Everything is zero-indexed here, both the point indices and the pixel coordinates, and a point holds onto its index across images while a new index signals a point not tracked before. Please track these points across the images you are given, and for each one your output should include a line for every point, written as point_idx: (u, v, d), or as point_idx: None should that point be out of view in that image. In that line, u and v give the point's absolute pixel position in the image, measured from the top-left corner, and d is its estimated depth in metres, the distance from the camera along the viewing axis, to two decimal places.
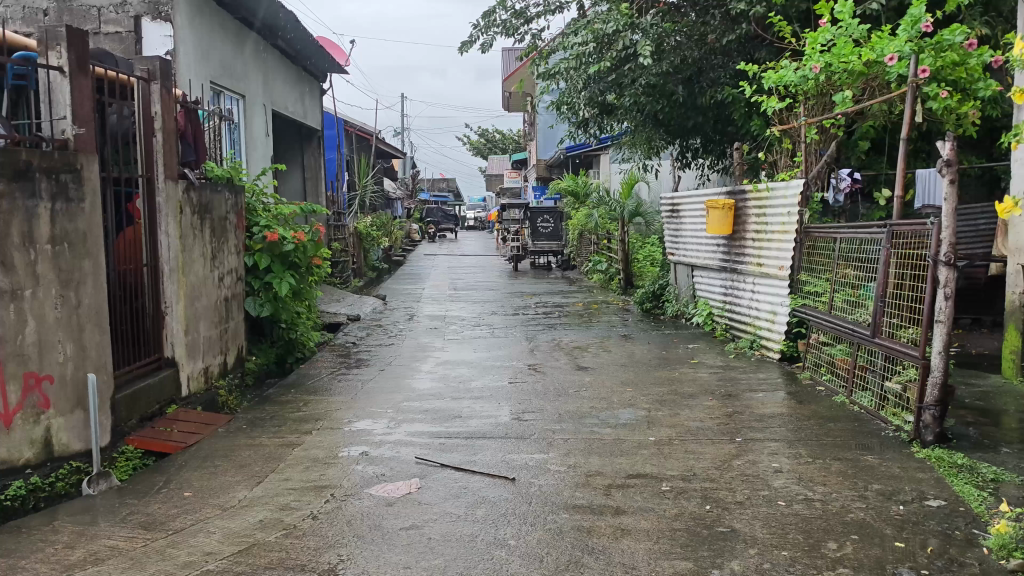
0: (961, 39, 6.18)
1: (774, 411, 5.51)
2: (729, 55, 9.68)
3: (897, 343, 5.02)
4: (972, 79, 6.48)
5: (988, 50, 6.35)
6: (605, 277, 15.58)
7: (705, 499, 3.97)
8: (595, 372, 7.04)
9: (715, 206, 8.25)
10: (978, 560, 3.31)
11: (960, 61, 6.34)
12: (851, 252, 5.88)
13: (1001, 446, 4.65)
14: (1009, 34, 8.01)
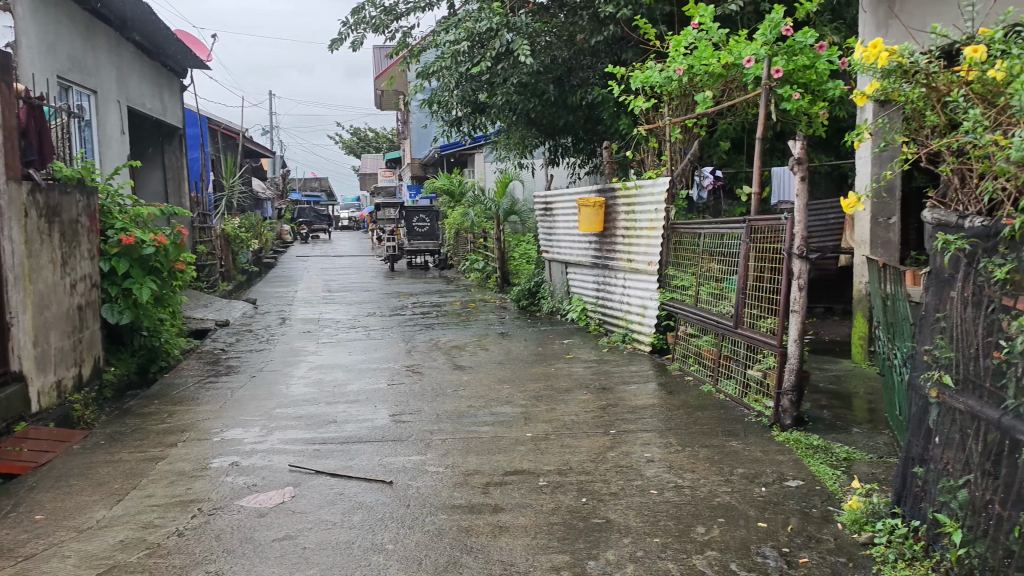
0: (811, 42, 6.64)
1: (645, 403, 5.67)
2: (597, 55, 9.94)
3: (758, 332, 5.26)
4: (821, 81, 6.84)
5: (836, 53, 6.74)
6: (482, 276, 15.66)
7: (581, 492, 4.05)
8: (473, 371, 7.06)
9: (587, 204, 8.41)
10: (833, 536, 3.52)
11: (811, 64, 6.73)
12: (714, 247, 6.13)
13: (853, 426, 4.97)
14: (852, 40, 8.60)
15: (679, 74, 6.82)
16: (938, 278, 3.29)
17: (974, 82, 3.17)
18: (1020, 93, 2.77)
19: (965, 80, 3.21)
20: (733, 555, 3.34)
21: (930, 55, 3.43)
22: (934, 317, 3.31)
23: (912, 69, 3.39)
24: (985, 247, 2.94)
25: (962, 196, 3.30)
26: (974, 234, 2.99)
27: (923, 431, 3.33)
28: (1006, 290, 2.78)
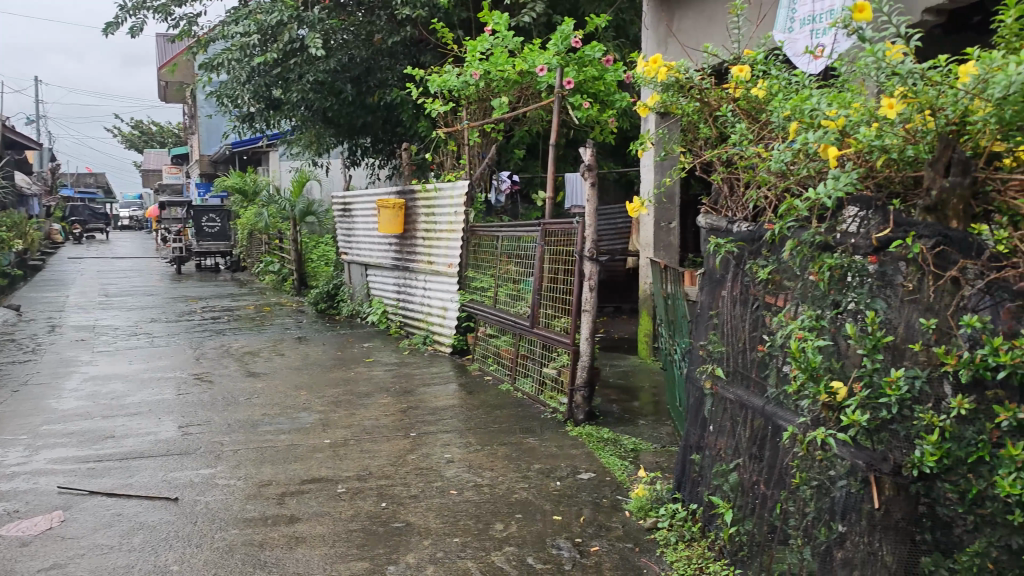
0: (600, 55, 6.93)
1: (445, 404, 5.71)
2: (396, 56, 9.89)
3: (552, 331, 5.44)
4: (609, 92, 7.21)
5: (622, 66, 7.12)
6: (277, 278, 15.11)
7: (380, 496, 4.00)
8: (268, 377, 6.79)
9: (386, 205, 8.31)
10: (621, 523, 3.71)
11: (599, 76, 7.07)
12: (511, 249, 6.28)
13: (639, 418, 5.27)
14: (635, 55, 9.16)
15: (476, 79, 6.95)
16: (711, 278, 3.57)
17: (740, 99, 3.44)
18: (778, 110, 3.05)
19: (733, 97, 3.49)
20: (530, 549, 3.43)
21: (703, 72, 3.69)
22: (708, 314, 3.59)
23: (688, 84, 3.64)
24: (750, 249, 3.21)
25: (730, 203, 3.56)
26: (740, 237, 3.26)
27: (699, 420, 3.60)
28: (767, 289, 3.05)
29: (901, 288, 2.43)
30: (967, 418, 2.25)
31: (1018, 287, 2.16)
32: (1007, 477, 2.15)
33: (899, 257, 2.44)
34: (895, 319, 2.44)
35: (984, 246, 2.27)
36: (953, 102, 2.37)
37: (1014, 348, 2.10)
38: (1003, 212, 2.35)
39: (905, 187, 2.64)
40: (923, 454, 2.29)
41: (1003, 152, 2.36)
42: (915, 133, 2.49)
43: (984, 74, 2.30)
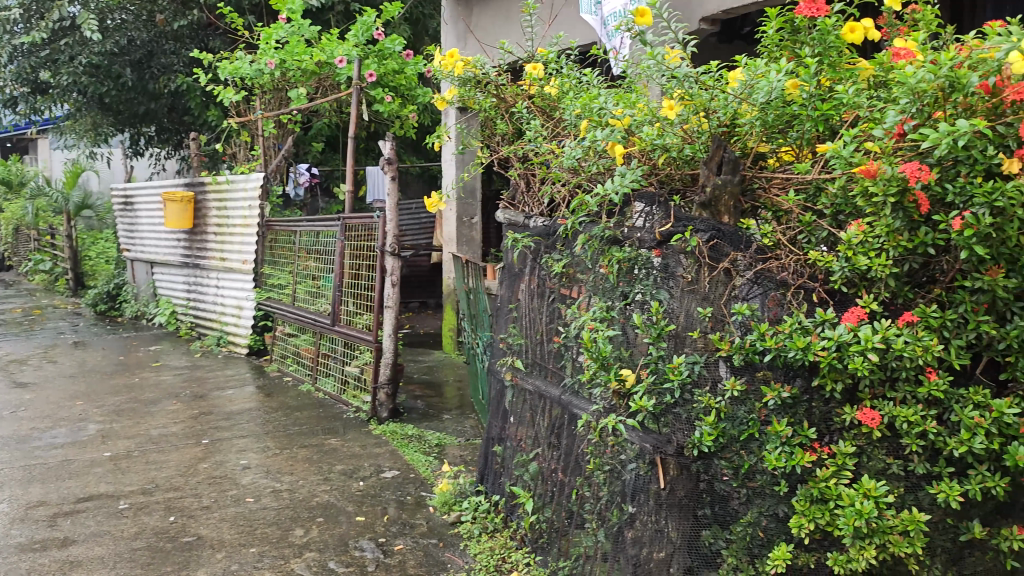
0: (400, 48, 6.90)
1: (240, 408, 5.43)
2: (181, 40, 9.32)
3: (354, 329, 5.33)
4: (410, 87, 7.15)
5: (422, 61, 7.06)
6: (50, 279, 13.78)
7: (169, 510, 3.74)
8: (37, 388, 6.16)
9: (173, 198, 7.79)
10: (425, 519, 3.69)
11: (400, 70, 6.98)
12: (310, 244, 6.08)
13: (443, 413, 5.29)
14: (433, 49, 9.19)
15: (271, 68, 6.68)
16: (510, 272, 3.63)
17: (535, 96, 3.51)
18: (570, 108, 3.16)
19: (528, 94, 3.55)
20: (331, 553, 3.34)
21: (499, 69, 3.73)
22: (507, 307, 3.64)
23: (484, 80, 3.68)
24: (546, 244, 3.29)
25: (527, 198, 3.61)
26: (538, 233, 3.33)
27: (500, 412, 3.65)
28: (562, 282, 3.14)
29: (680, 279, 2.56)
30: (739, 399, 2.43)
31: (780, 277, 2.42)
32: (773, 451, 2.35)
33: (679, 250, 2.56)
34: (677, 308, 2.56)
35: (752, 239, 2.51)
36: (725, 105, 2.61)
37: (778, 333, 2.31)
38: (767, 208, 2.58)
39: (682, 184, 2.77)
40: (702, 434, 2.44)
41: (767, 153, 2.64)
42: (692, 134, 2.67)
43: (749, 80, 2.59)
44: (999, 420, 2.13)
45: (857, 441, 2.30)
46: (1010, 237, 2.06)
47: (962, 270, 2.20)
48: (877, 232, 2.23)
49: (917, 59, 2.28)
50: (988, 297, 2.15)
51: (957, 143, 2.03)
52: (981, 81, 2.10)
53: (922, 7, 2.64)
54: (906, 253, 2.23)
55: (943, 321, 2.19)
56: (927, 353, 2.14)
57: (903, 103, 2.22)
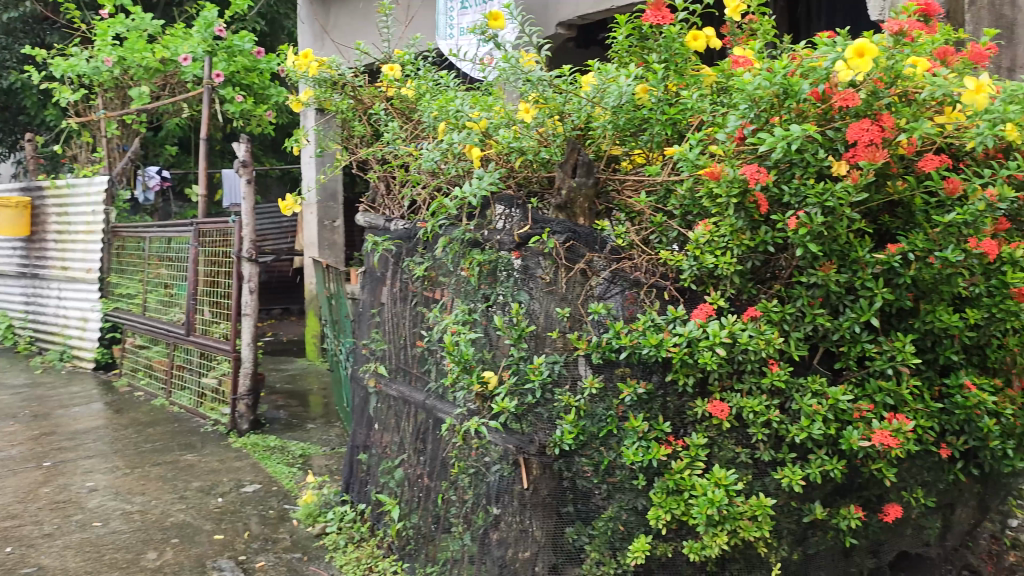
0: (250, 46, 6.73)
1: (86, 426, 5.10)
2: (13, 34, 8.69)
3: (211, 338, 5.11)
4: (263, 85, 7.00)
5: (275, 59, 6.97)
6: None
7: (5, 541, 3.46)
8: None
9: (6, 203, 7.24)
10: (289, 533, 3.58)
11: (252, 67, 6.83)
12: (160, 251, 5.80)
13: (307, 423, 5.15)
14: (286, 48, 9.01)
15: (109, 65, 6.36)
16: (371, 277, 3.58)
17: (393, 98, 3.47)
18: (427, 110, 3.13)
19: (386, 96, 3.51)
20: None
21: (355, 70, 3.66)
22: (370, 312, 3.59)
23: (341, 81, 3.60)
24: (407, 248, 3.25)
25: (387, 202, 3.56)
26: (398, 236, 3.29)
27: (365, 419, 3.60)
28: (424, 286, 3.11)
29: (540, 280, 2.57)
30: (597, 397, 2.46)
31: (634, 277, 2.50)
32: (631, 446, 2.38)
33: (538, 252, 2.58)
34: (536, 309, 2.58)
35: (606, 239, 2.58)
36: (578, 108, 2.66)
37: (632, 331, 2.36)
38: (621, 210, 2.66)
39: (540, 186, 2.80)
40: (562, 433, 2.46)
41: (620, 156, 2.70)
42: (547, 137, 2.70)
43: (600, 84, 2.65)
44: (835, 406, 2.27)
45: (708, 433, 2.38)
46: (840, 236, 2.22)
47: (799, 267, 2.34)
48: (722, 231, 2.32)
49: (754, 67, 2.40)
50: (822, 292, 2.28)
51: (791, 147, 2.14)
52: (812, 88, 2.23)
53: (758, 18, 2.77)
54: (749, 251, 2.33)
55: (783, 315, 2.31)
56: (769, 346, 2.25)
57: (742, 109, 2.33)
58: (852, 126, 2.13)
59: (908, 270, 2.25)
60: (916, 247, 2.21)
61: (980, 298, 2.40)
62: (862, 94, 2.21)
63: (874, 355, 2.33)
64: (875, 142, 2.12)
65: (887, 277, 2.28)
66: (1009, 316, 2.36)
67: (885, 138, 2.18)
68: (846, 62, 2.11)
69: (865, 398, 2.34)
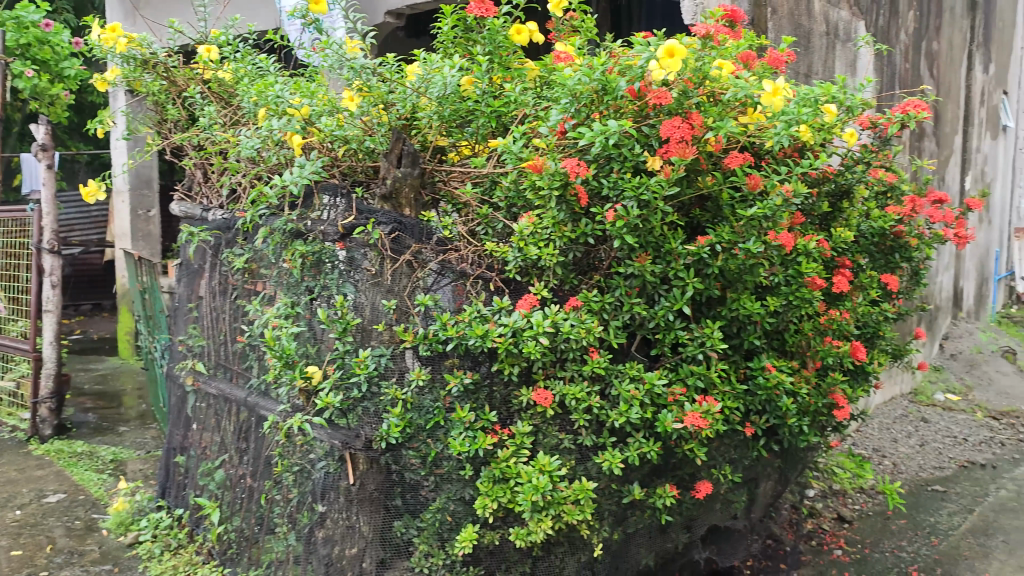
0: (37, 17, 6.17)
1: None
2: None
3: (6, 338, 4.68)
4: (58, 59, 6.43)
5: (64, 31, 6.42)
6: None
7: None
8: None
9: None
10: (97, 544, 3.34)
11: (42, 40, 6.25)
12: None
13: (119, 426, 4.83)
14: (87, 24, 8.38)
15: None
16: (188, 269, 3.40)
17: (210, 81, 3.31)
18: (246, 95, 3.00)
19: (202, 78, 3.34)
20: None
21: (168, 50, 3.46)
22: (186, 307, 3.41)
23: (152, 61, 3.39)
24: (226, 239, 3.10)
25: (205, 190, 3.39)
26: (215, 226, 3.14)
27: (182, 420, 3.42)
28: (245, 278, 2.98)
29: (365, 272, 2.49)
30: (425, 389, 2.44)
31: (460, 268, 2.50)
32: (458, 437, 2.38)
33: (363, 243, 2.50)
34: (362, 301, 2.49)
35: (432, 231, 2.55)
36: (404, 98, 2.64)
37: (458, 322, 2.35)
38: (447, 201, 2.66)
39: (366, 176, 2.75)
40: (389, 426, 2.40)
41: (446, 147, 2.70)
42: (372, 125, 2.66)
43: (424, 75, 2.62)
44: (651, 390, 2.37)
45: (533, 421, 2.41)
46: (655, 228, 2.31)
47: (617, 259, 2.44)
48: (545, 224, 2.36)
49: (574, 62, 2.47)
50: (639, 282, 2.38)
51: (609, 141, 2.22)
52: (628, 86, 2.31)
53: (579, 16, 2.85)
54: (571, 243, 2.39)
55: (603, 304, 2.38)
56: (590, 334, 2.32)
57: (563, 103, 2.37)
58: (665, 123, 2.23)
59: (716, 261, 2.37)
60: (723, 239, 2.34)
61: (778, 286, 2.60)
62: (674, 93, 2.32)
63: (686, 341, 2.46)
64: (685, 139, 2.23)
65: (697, 268, 2.40)
66: (802, 302, 2.61)
67: (695, 135, 2.27)
68: (659, 62, 2.21)
69: (679, 382, 2.46)
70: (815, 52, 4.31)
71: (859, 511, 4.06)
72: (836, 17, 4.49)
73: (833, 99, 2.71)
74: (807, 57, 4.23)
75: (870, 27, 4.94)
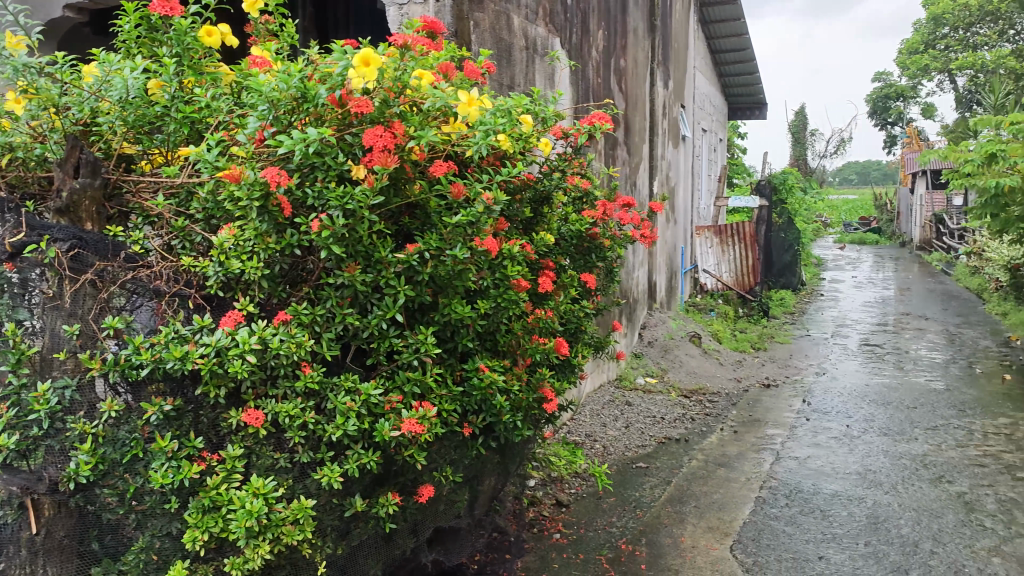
0: None
1: None
2: None
3: None
4: None
5: None
6: None
7: None
8: None
9: None
10: None
11: None
12: None
13: None
14: None
15: None
16: None
17: None
18: None
19: None
20: None
21: None
22: None
23: None
24: None
25: None
26: None
27: None
28: None
29: (41, 295, 2.23)
30: (119, 420, 2.22)
31: (154, 286, 2.33)
32: (159, 469, 2.19)
33: (36, 263, 2.24)
34: (40, 327, 2.20)
35: (119, 246, 2.34)
36: (80, 101, 2.45)
37: (154, 345, 2.15)
38: (138, 213, 2.46)
39: (40, 189, 2.45)
40: (78, 465, 2.14)
41: (136, 156, 2.51)
42: (42, 131, 2.44)
43: (103, 76, 2.47)
44: (367, 401, 2.36)
45: (245, 443, 2.29)
46: (363, 237, 2.29)
47: (326, 270, 2.40)
48: (247, 235, 2.25)
49: (271, 68, 2.40)
50: (350, 292, 2.34)
51: (309, 150, 2.18)
52: (329, 94, 2.29)
53: (276, 20, 2.76)
54: (277, 254, 2.28)
55: (314, 316, 2.31)
56: (300, 349, 2.25)
57: (261, 110, 2.29)
58: (367, 132, 2.22)
59: (426, 268, 2.40)
60: (431, 245, 2.36)
61: (487, 289, 2.70)
62: (375, 102, 2.32)
63: (401, 348, 2.47)
64: (388, 148, 2.24)
65: (408, 275, 2.41)
66: (510, 303, 2.73)
67: (398, 144, 2.29)
68: (354, 70, 2.22)
69: (396, 390, 2.47)
70: (516, 65, 4.55)
71: (575, 494, 4.35)
72: (534, 33, 4.77)
73: (529, 111, 2.88)
74: (509, 69, 4.46)
75: (565, 43, 5.31)
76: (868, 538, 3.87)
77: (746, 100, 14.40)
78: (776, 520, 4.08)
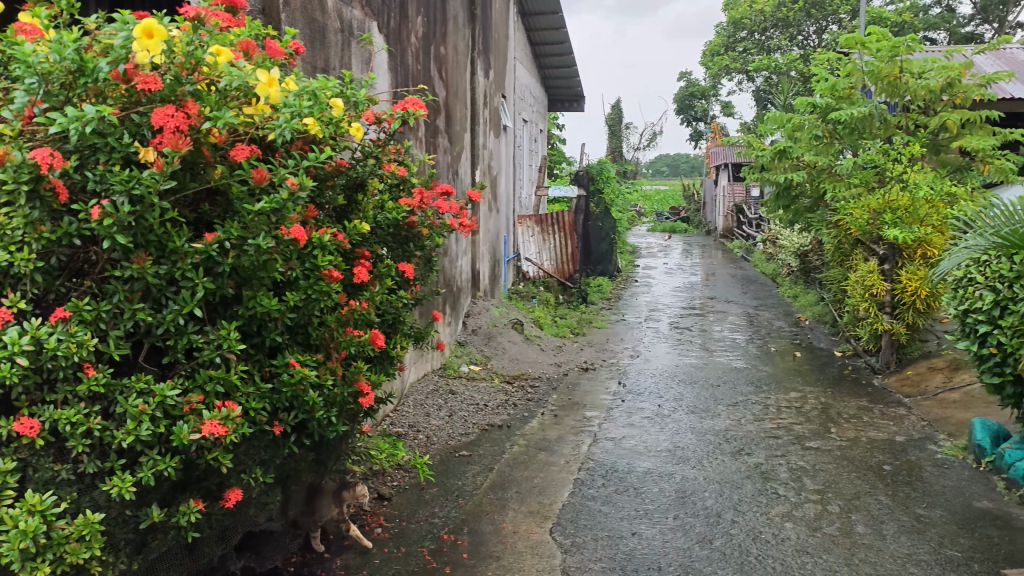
0: None
1: None
2: None
3: None
4: None
5: None
6: None
7: None
8: None
9: None
10: None
11: None
12: None
13: None
14: None
15: None
16: None
17: None
18: None
19: None
20: None
21: None
22: None
23: None
24: None
25: None
26: None
27: None
28: None
29: None
30: None
31: None
32: None
33: None
34: None
35: None
36: None
37: None
38: None
39: None
40: None
41: None
42: None
43: None
44: (162, 403, 2.18)
45: (19, 455, 2.04)
46: (153, 226, 2.12)
47: (112, 261, 2.19)
48: (14, 224, 2.00)
49: (41, 37, 2.17)
50: (140, 286, 2.15)
51: (86, 129, 1.98)
52: (111, 68, 2.10)
53: None
54: (51, 245, 2.08)
55: (98, 313, 2.11)
56: (82, 349, 2.04)
57: (29, 84, 2.07)
58: (156, 111, 2.06)
59: (227, 259, 2.25)
60: (231, 235, 2.22)
61: (297, 281, 2.58)
62: (165, 79, 2.14)
63: (201, 345, 2.31)
64: (180, 129, 2.09)
65: (207, 267, 2.25)
66: (321, 295, 2.62)
67: (191, 125, 2.14)
68: (138, 41, 2.05)
69: (195, 390, 2.30)
70: (331, 48, 4.40)
71: (397, 487, 4.28)
72: (348, 16, 4.63)
73: (339, 94, 2.80)
74: (323, 52, 4.31)
75: (382, 28, 5.20)
76: (677, 512, 4.07)
77: (564, 93, 14.82)
78: (593, 501, 4.21)
